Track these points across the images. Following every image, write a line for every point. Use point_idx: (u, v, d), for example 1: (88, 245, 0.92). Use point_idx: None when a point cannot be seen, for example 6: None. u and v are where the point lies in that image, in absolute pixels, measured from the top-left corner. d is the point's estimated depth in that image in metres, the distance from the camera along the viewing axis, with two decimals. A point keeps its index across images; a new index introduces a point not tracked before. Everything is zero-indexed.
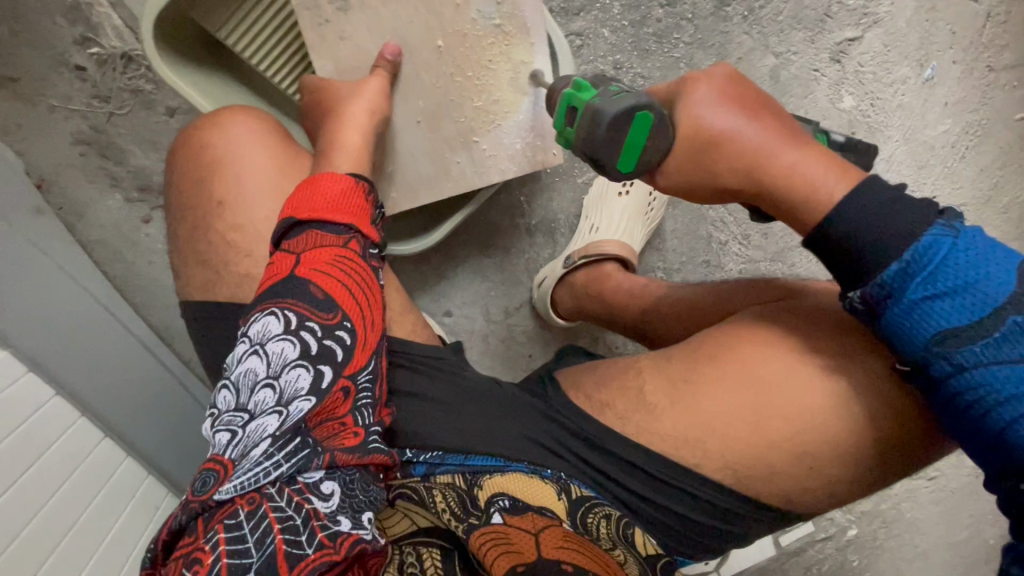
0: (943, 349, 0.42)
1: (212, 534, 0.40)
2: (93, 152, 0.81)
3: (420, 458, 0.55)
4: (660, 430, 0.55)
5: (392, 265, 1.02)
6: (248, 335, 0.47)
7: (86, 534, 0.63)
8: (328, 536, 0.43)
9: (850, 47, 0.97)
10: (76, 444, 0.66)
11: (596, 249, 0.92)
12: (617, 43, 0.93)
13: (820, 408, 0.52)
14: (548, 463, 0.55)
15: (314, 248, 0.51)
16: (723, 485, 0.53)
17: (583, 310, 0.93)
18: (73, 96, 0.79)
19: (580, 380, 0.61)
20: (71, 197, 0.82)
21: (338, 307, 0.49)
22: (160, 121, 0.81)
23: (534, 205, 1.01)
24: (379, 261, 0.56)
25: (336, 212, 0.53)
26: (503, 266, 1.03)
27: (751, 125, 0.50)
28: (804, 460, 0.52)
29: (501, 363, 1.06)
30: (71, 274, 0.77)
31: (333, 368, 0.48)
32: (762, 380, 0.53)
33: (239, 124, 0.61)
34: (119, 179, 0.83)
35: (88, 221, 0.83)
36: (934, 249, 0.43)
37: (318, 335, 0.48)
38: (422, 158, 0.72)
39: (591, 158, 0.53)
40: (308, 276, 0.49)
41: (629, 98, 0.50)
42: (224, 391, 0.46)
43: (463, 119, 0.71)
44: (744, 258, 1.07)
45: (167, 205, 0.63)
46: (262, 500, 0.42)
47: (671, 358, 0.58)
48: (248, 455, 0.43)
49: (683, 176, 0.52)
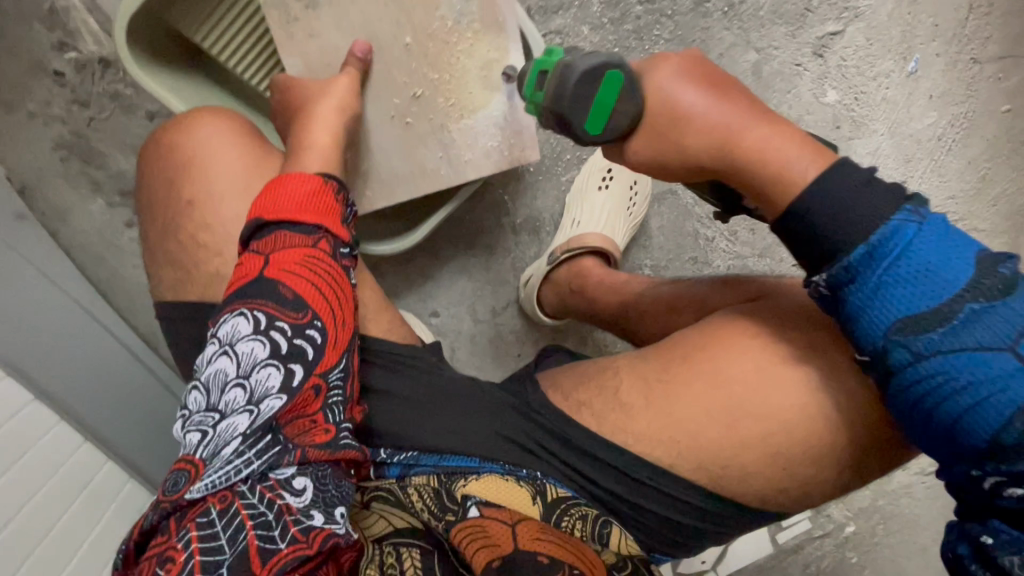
0: (902, 337, 0.42)
1: (184, 532, 0.41)
2: (74, 157, 0.81)
3: (395, 459, 0.56)
4: (635, 429, 0.54)
5: (377, 266, 1.02)
6: (217, 336, 0.47)
7: (64, 536, 0.62)
8: (301, 531, 0.43)
9: (831, 41, 0.97)
10: (59, 447, 0.66)
11: (578, 243, 0.93)
12: (598, 40, 0.93)
13: (794, 406, 0.52)
14: (524, 463, 0.55)
15: (283, 248, 0.51)
16: (698, 486, 0.53)
17: (569, 309, 0.93)
18: (52, 102, 0.79)
19: (558, 380, 0.61)
20: (53, 202, 0.82)
21: (309, 308, 0.49)
22: (140, 126, 0.81)
23: (519, 204, 1.01)
24: (351, 260, 0.55)
25: (302, 213, 0.52)
26: (488, 266, 1.03)
27: (721, 104, 0.50)
28: (779, 460, 0.52)
29: (489, 363, 1.06)
30: (52, 278, 0.77)
31: (304, 366, 0.47)
32: (736, 379, 0.53)
33: (209, 124, 0.61)
34: (100, 183, 0.83)
35: (70, 227, 0.84)
36: (897, 235, 0.42)
37: (288, 334, 0.48)
38: (398, 156, 0.73)
39: (559, 116, 0.53)
40: (277, 276, 0.49)
41: (598, 55, 0.50)
42: (195, 392, 0.46)
43: (438, 116, 0.71)
44: (731, 255, 1.07)
45: (139, 207, 0.63)
46: (234, 498, 0.43)
47: (647, 358, 0.58)
48: (219, 454, 0.43)
49: (652, 151, 0.52)
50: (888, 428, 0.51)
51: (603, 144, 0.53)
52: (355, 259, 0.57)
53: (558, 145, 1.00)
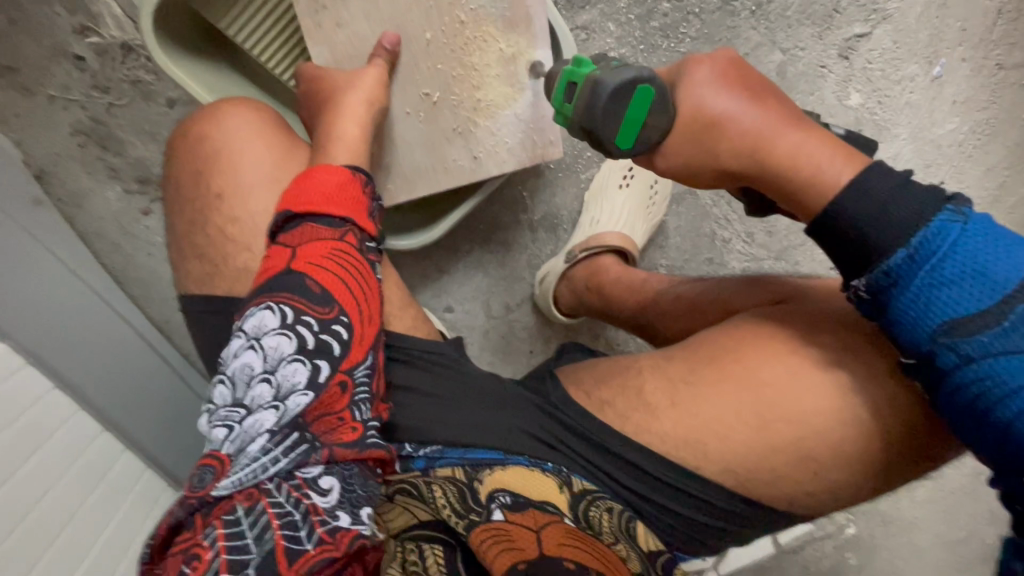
0: (950, 339, 0.41)
1: (211, 530, 0.40)
2: (92, 143, 0.80)
3: (420, 452, 0.55)
4: (659, 430, 0.54)
5: (392, 260, 1.01)
6: (243, 330, 0.47)
7: (88, 526, 0.61)
8: (328, 532, 0.42)
9: (858, 44, 0.96)
10: (76, 436, 0.65)
11: (596, 240, 0.93)
12: (623, 37, 0.92)
13: (824, 410, 0.51)
14: (548, 456, 0.55)
15: (310, 241, 0.50)
16: (725, 488, 0.53)
17: (586, 305, 0.92)
18: (72, 86, 0.78)
19: (580, 376, 0.61)
20: (70, 189, 0.82)
21: (336, 302, 0.49)
22: (160, 113, 0.80)
23: (537, 201, 1.01)
24: (377, 255, 0.55)
25: (332, 205, 0.52)
26: (505, 261, 1.02)
27: (753, 106, 0.49)
28: (809, 464, 0.52)
29: (502, 359, 1.05)
30: (68, 265, 0.77)
31: (330, 362, 0.47)
32: (765, 383, 0.53)
33: (234, 115, 0.60)
34: (117, 170, 0.82)
35: (87, 213, 0.83)
36: (942, 234, 0.42)
37: (315, 329, 0.47)
38: (420, 149, 0.71)
39: (589, 133, 0.52)
40: (305, 269, 0.49)
41: (629, 72, 0.49)
42: (221, 386, 0.46)
43: (462, 111, 0.70)
44: (747, 257, 1.06)
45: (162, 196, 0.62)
46: (261, 496, 0.42)
47: (672, 358, 0.58)
48: (246, 450, 0.43)
49: (683, 156, 0.51)
50: (917, 434, 0.51)
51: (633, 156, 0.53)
52: (381, 251, 0.56)
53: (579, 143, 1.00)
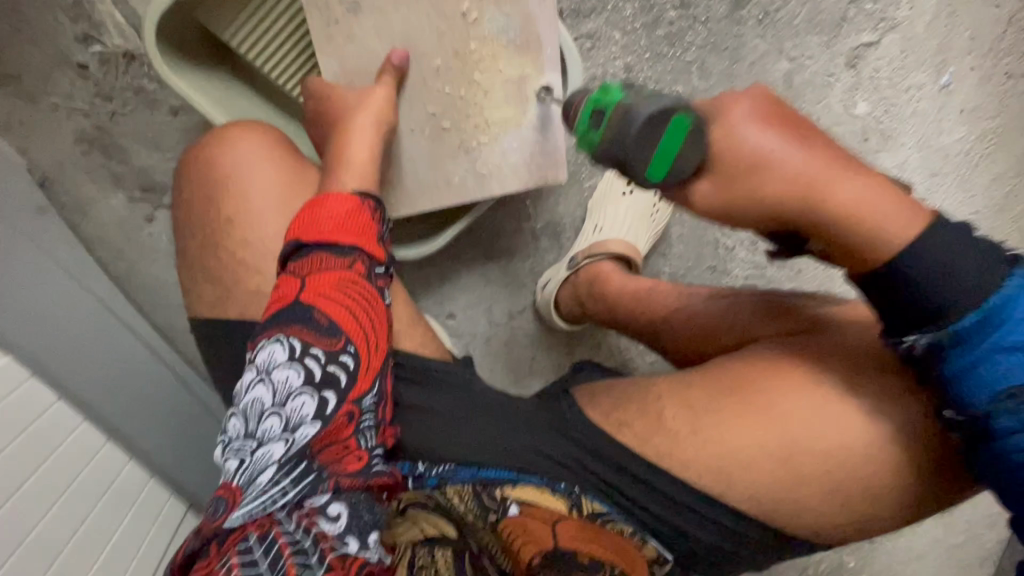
0: (1010, 403, 0.44)
1: (225, 560, 0.40)
2: (96, 151, 0.80)
3: (433, 471, 0.55)
4: (684, 457, 0.54)
5: (395, 266, 1.01)
6: (253, 362, 0.47)
7: (90, 539, 0.62)
8: (339, 558, 0.43)
9: (866, 52, 0.95)
10: (82, 446, 0.66)
11: (600, 247, 0.93)
12: (628, 45, 0.91)
13: (851, 443, 0.52)
14: (561, 477, 0.55)
15: (319, 271, 0.50)
16: (747, 516, 0.54)
17: (589, 313, 0.92)
18: (75, 94, 0.78)
19: (596, 395, 0.61)
20: (74, 196, 0.81)
21: (343, 333, 0.49)
22: (164, 121, 0.80)
23: (540, 209, 1.01)
24: (386, 279, 0.55)
25: (340, 233, 0.52)
26: (508, 269, 1.02)
27: (806, 151, 0.47)
28: (837, 497, 0.52)
29: (505, 366, 1.06)
30: (72, 275, 0.77)
31: (338, 394, 0.47)
32: (791, 415, 0.53)
33: (242, 139, 0.60)
34: (121, 177, 0.82)
35: (92, 221, 0.83)
36: (1013, 302, 0.44)
37: (322, 361, 0.47)
38: (424, 164, 0.71)
39: (619, 162, 0.48)
40: (312, 300, 0.49)
41: (661, 101, 0.46)
42: (233, 419, 0.46)
43: (467, 129, 0.70)
44: (750, 265, 1.06)
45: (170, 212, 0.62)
46: (272, 525, 0.42)
47: (691, 384, 0.58)
48: (256, 481, 0.43)
49: (726, 191, 0.48)
50: (938, 467, 0.52)
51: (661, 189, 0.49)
52: (390, 277, 0.56)
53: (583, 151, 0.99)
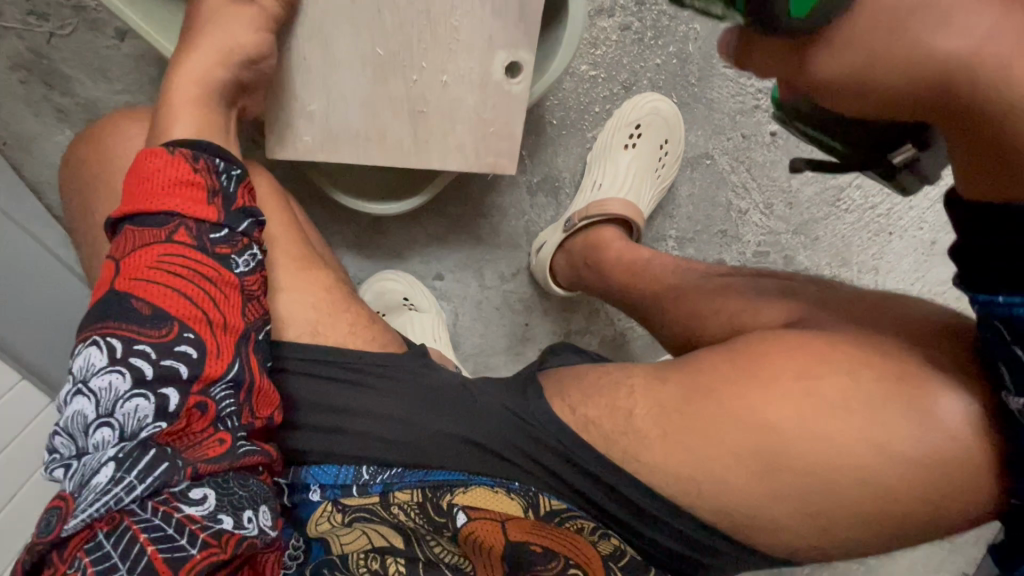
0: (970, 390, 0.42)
1: (75, 561, 0.33)
2: (35, 80, 0.71)
3: (378, 478, 0.51)
4: (650, 461, 0.48)
5: (378, 224, 0.92)
6: (71, 373, 0.37)
7: None
8: (213, 535, 0.35)
9: None
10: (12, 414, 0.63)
11: (599, 208, 0.85)
12: None
13: (838, 462, 0.43)
14: (515, 476, 0.51)
15: (134, 249, 0.39)
16: (713, 526, 0.48)
17: (583, 284, 0.85)
18: (6, 11, 0.69)
19: (564, 389, 0.53)
20: (16, 131, 0.73)
21: (173, 317, 0.38)
22: (108, 46, 0.72)
23: (537, 162, 0.91)
24: (237, 244, 0.42)
25: (157, 200, 0.40)
26: (499, 228, 0.94)
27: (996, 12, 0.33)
28: (817, 520, 0.45)
29: (494, 334, 0.98)
30: (11, 216, 0.67)
31: (178, 388, 0.37)
32: (773, 427, 0.45)
33: (119, 124, 0.53)
34: (66, 111, 0.73)
35: (38, 159, 0.74)
36: None
37: (152, 358, 0.36)
38: (340, 94, 0.63)
39: None
40: (131, 289, 0.38)
41: None
42: (57, 438, 0.36)
43: (394, 41, 0.62)
44: (764, 230, 0.98)
45: (78, 156, 0.53)
46: (125, 516, 0.34)
47: (667, 383, 0.50)
48: (90, 484, 0.34)
49: (857, 69, 0.35)
50: (963, 492, 0.42)
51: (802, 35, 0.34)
52: (246, 238, 0.43)
53: (587, 96, 0.90)
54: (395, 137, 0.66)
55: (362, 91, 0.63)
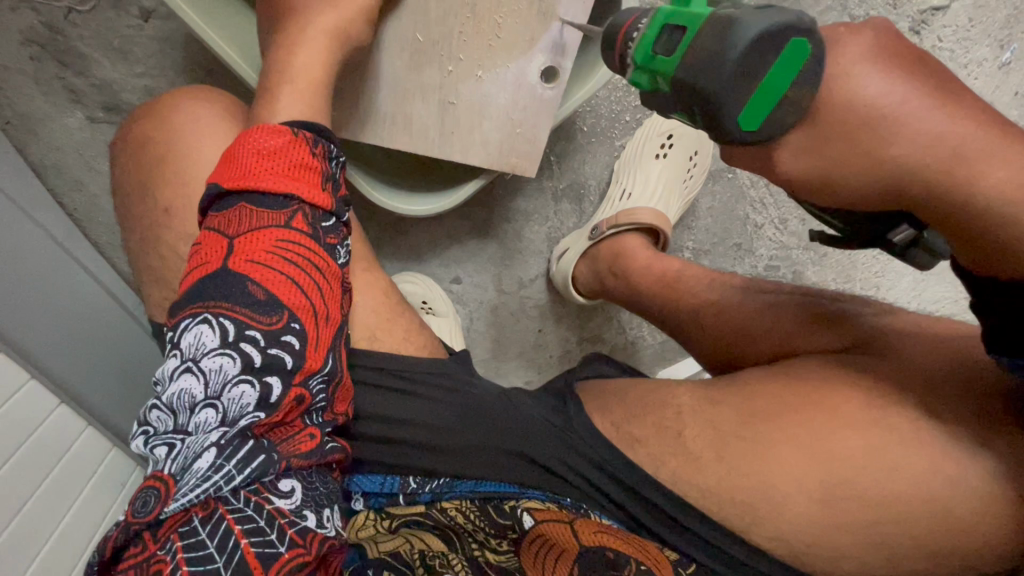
0: None
1: (168, 544, 0.32)
2: (48, 58, 0.67)
3: (426, 487, 0.49)
4: (702, 484, 0.46)
5: (399, 224, 0.90)
6: (178, 347, 0.35)
7: (41, 514, 0.55)
8: (299, 533, 0.34)
9: (932, 17, 0.91)
10: (31, 410, 0.57)
11: (627, 217, 0.84)
12: None
13: (902, 491, 0.42)
14: (568, 492, 0.48)
15: (248, 231, 0.37)
16: (772, 555, 0.45)
17: (608, 293, 0.84)
18: None
19: (608, 402, 0.53)
20: (21, 109, 0.67)
21: (285, 306, 0.36)
22: (131, 26, 0.68)
23: (564, 167, 0.90)
24: (340, 235, 0.41)
25: (274, 178, 0.38)
26: (521, 233, 0.93)
27: (943, 113, 0.33)
28: (880, 550, 0.43)
29: (508, 340, 0.97)
30: (17, 201, 0.62)
31: (283, 380, 0.36)
32: (837, 458, 0.44)
33: (160, 110, 0.50)
34: (79, 93, 0.69)
35: (44, 142, 0.69)
36: None
37: (261, 345, 0.35)
38: (386, 87, 0.61)
39: (705, 101, 0.33)
40: (245, 270, 0.36)
41: (777, 11, 0.31)
42: (156, 411, 0.35)
43: (444, 38, 0.60)
44: (777, 245, 0.99)
45: (119, 148, 0.51)
46: (218, 504, 0.33)
47: (719, 404, 0.49)
48: (192, 469, 0.33)
49: (816, 171, 0.35)
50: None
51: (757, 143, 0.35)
52: (346, 229, 0.42)
53: (620, 104, 0.90)
54: (422, 126, 0.63)
55: (396, 77, 0.61)
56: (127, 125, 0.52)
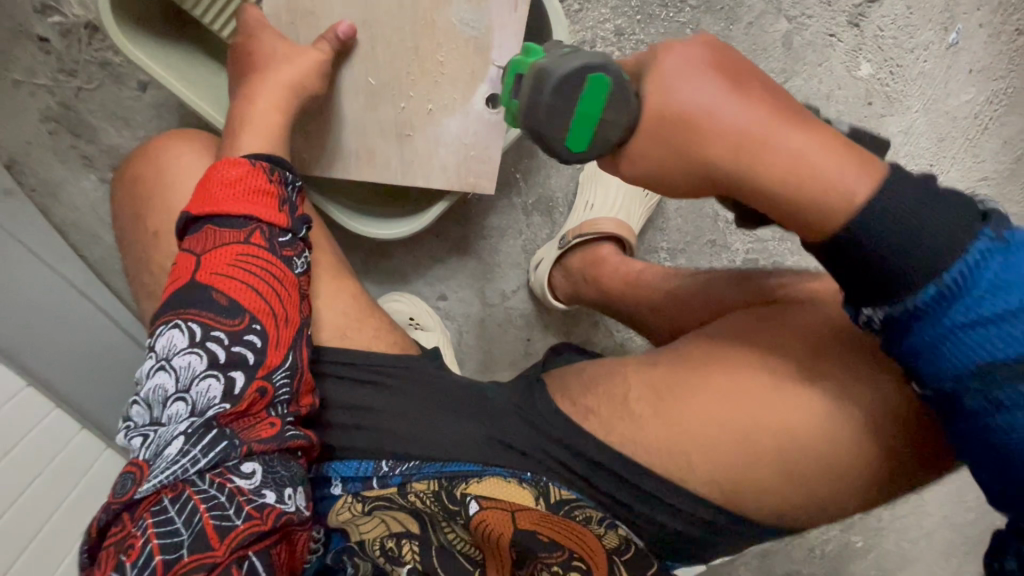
0: (980, 383, 0.36)
1: (141, 522, 0.39)
2: (63, 131, 0.77)
3: (396, 470, 0.53)
4: (644, 441, 0.51)
5: (384, 249, 0.97)
6: (154, 350, 0.43)
7: (65, 527, 0.62)
8: (256, 508, 0.41)
9: (868, 10, 0.96)
10: (55, 435, 0.65)
11: (591, 227, 0.89)
12: (618, 7, 0.88)
13: (807, 422, 0.47)
14: (528, 467, 0.52)
15: (213, 248, 0.45)
16: (709, 500, 0.50)
17: (583, 298, 0.88)
18: (37, 70, 0.75)
19: (567, 383, 0.57)
20: (43, 178, 0.78)
21: (246, 310, 0.44)
22: (131, 97, 0.78)
23: (531, 183, 0.97)
24: (297, 249, 0.49)
25: (235, 204, 0.46)
26: (497, 248, 0.99)
27: (745, 104, 0.40)
28: (794, 478, 0.48)
29: (497, 350, 1.02)
30: (42, 257, 0.71)
31: (246, 373, 0.43)
32: (753, 397, 0.49)
33: (149, 166, 0.59)
34: (91, 158, 0.79)
35: (63, 204, 0.79)
36: (981, 268, 0.36)
37: (225, 343, 0.43)
38: (349, 129, 0.69)
39: (535, 134, 0.44)
40: (210, 282, 0.44)
41: (577, 58, 0.42)
42: (136, 407, 0.43)
43: (395, 80, 0.68)
44: (751, 238, 1.03)
45: (118, 202, 0.60)
46: (186, 486, 0.40)
47: (659, 365, 0.54)
48: (163, 454, 0.40)
49: (657, 165, 0.42)
50: (920, 443, 0.47)
51: (594, 157, 0.44)
52: (303, 243, 0.50)
53: None
54: (384, 158, 0.71)
55: (356, 118, 0.69)
56: (124, 182, 0.61)
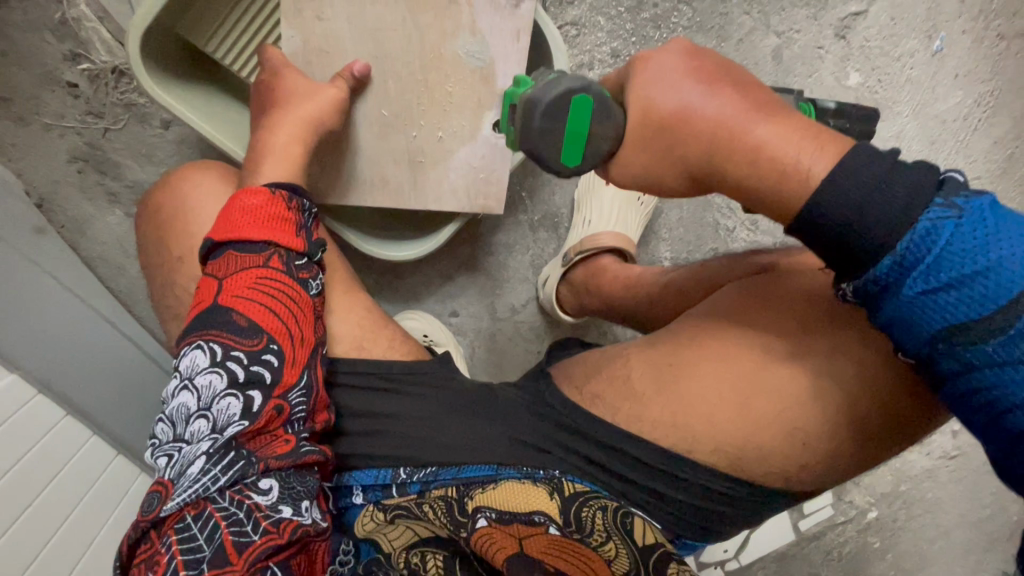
0: (950, 346, 0.38)
1: (166, 538, 0.41)
2: (91, 169, 0.81)
3: (414, 477, 0.55)
4: (649, 417, 0.53)
5: (396, 269, 1.00)
6: (179, 370, 0.46)
7: (103, 550, 0.66)
8: (272, 523, 0.44)
9: (854, 22, 1.00)
10: (90, 463, 0.68)
11: (592, 242, 0.92)
12: (614, 30, 0.93)
13: (799, 385, 0.50)
14: (541, 464, 0.54)
15: (234, 272, 0.48)
16: (717, 469, 0.52)
17: (589, 308, 0.91)
18: (66, 113, 0.79)
19: (572, 374, 0.60)
20: (72, 214, 0.82)
21: (264, 330, 0.48)
22: (154, 134, 0.82)
23: (536, 200, 1.00)
24: (310, 271, 0.53)
25: (253, 229, 0.50)
26: (506, 264, 1.02)
27: (716, 101, 0.45)
28: (797, 438, 0.51)
29: (509, 362, 1.05)
30: (74, 290, 0.75)
31: (263, 392, 0.46)
32: (748, 370, 0.52)
33: (174, 199, 0.62)
34: (117, 194, 0.82)
35: (91, 238, 0.83)
36: (934, 235, 0.38)
37: (244, 363, 0.46)
38: (364, 158, 0.73)
39: (532, 153, 0.49)
40: (231, 304, 0.48)
41: (562, 83, 0.47)
42: (162, 424, 0.46)
43: (405, 111, 0.71)
44: (752, 244, 1.06)
45: (146, 237, 0.63)
46: (207, 503, 0.43)
47: (658, 345, 0.57)
48: (186, 473, 0.43)
49: (644, 165, 0.47)
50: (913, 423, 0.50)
51: (587, 170, 0.49)
52: (316, 267, 0.54)
53: None
54: (397, 184, 0.74)
55: (369, 148, 0.72)
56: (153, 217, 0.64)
